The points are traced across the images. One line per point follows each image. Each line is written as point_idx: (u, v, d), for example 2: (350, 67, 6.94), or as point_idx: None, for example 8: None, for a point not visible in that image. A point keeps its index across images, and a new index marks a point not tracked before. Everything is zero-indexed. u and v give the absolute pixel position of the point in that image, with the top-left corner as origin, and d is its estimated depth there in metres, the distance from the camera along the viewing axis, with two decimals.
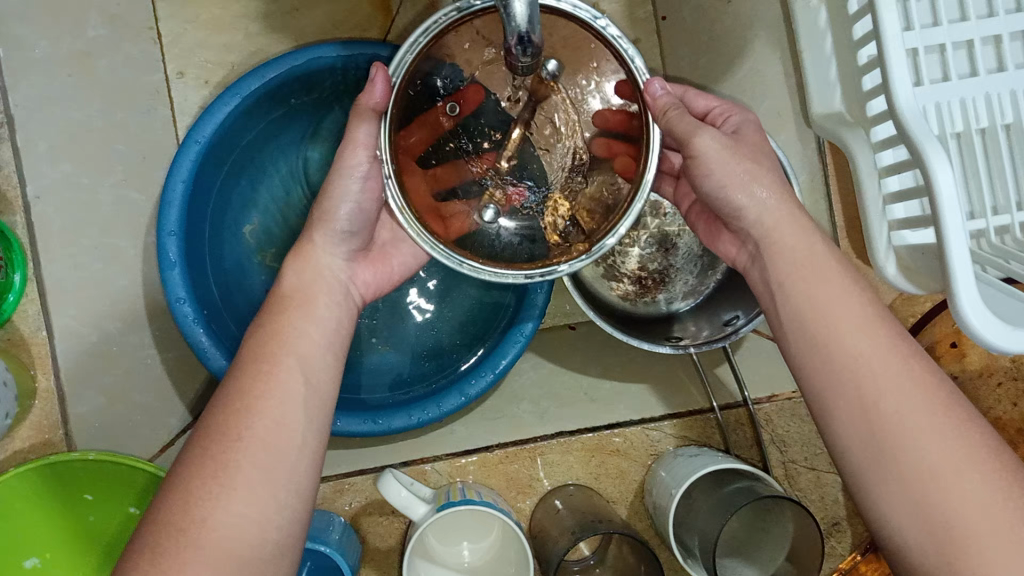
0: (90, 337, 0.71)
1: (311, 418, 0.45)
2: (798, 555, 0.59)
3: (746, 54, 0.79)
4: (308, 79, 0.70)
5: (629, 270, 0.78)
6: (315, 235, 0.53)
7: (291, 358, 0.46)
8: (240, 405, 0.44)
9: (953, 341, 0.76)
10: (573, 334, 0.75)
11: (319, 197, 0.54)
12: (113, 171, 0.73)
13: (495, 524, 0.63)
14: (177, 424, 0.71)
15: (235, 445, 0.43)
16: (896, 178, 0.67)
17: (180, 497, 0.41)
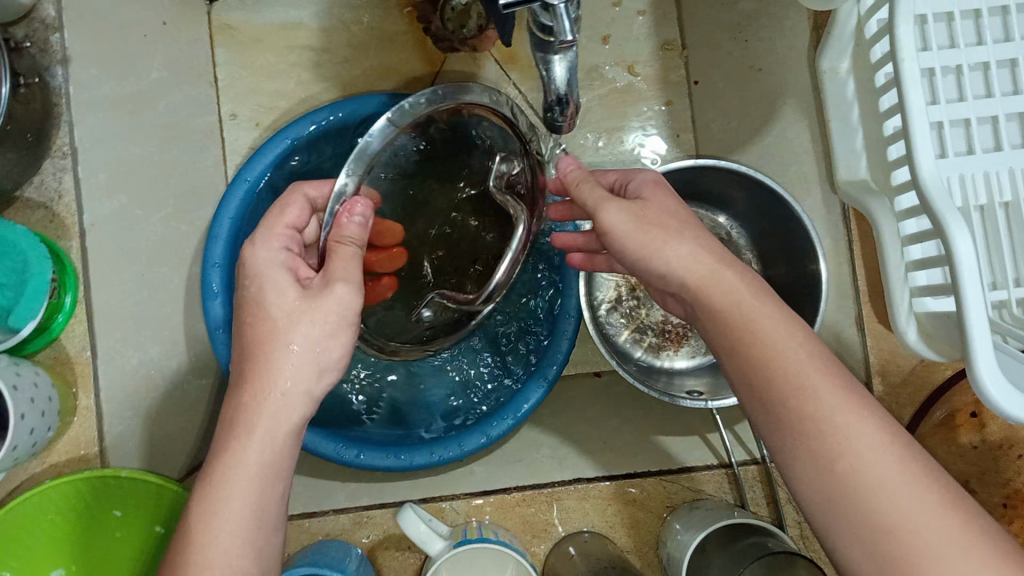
0: (132, 359, 0.74)
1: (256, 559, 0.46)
2: None
3: (774, 119, 0.83)
4: (359, 129, 0.75)
5: (652, 323, 0.80)
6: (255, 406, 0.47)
7: (237, 492, 0.45)
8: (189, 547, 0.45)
9: (973, 410, 0.76)
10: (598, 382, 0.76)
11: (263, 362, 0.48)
12: (162, 206, 0.77)
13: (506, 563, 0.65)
14: (205, 448, 0.74)
15: None
16: (918, 247, 0.69)
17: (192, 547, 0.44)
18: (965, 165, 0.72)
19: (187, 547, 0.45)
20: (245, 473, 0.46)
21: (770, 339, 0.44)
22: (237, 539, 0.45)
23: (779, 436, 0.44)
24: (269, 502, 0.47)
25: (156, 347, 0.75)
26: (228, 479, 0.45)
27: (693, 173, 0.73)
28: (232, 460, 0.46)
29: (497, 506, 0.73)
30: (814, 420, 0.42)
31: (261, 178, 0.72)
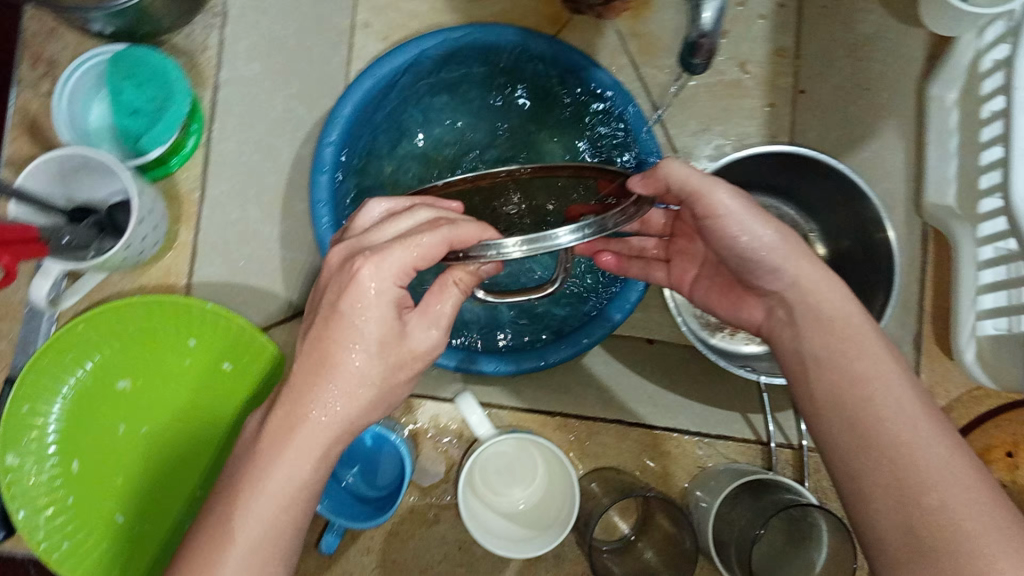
0: (231, 214, 0.78)
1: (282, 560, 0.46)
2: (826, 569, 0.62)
3: (873, 136, 0.87)
4: (486, 54, 0.79)
5: None
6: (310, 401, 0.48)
7: (270, 498, 0.46)
8: None
9: (1009, 449, 0.77)
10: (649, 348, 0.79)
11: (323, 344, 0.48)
12: (290, 85, 0.81)
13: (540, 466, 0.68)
14: (279, 311, 0.78)
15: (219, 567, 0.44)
16: (993, 271, 0.72)
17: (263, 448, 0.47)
18: None
19: (220, 515, 0.46)
20: (276, 484, 0.46)
21: (854, 361, 0.51)
22: (263, 539, 0.45)
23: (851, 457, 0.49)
24: (307, 507, 0.48)
25: (255, 208, 0.79)
26: (266, 472, 0.46)
27: (779, 159, 0.77)
28: (270, 462, 0.47)
29: (539, 423, 0.77)
30: (892, 445, 0.47)
31: (389, 76, 0.76)
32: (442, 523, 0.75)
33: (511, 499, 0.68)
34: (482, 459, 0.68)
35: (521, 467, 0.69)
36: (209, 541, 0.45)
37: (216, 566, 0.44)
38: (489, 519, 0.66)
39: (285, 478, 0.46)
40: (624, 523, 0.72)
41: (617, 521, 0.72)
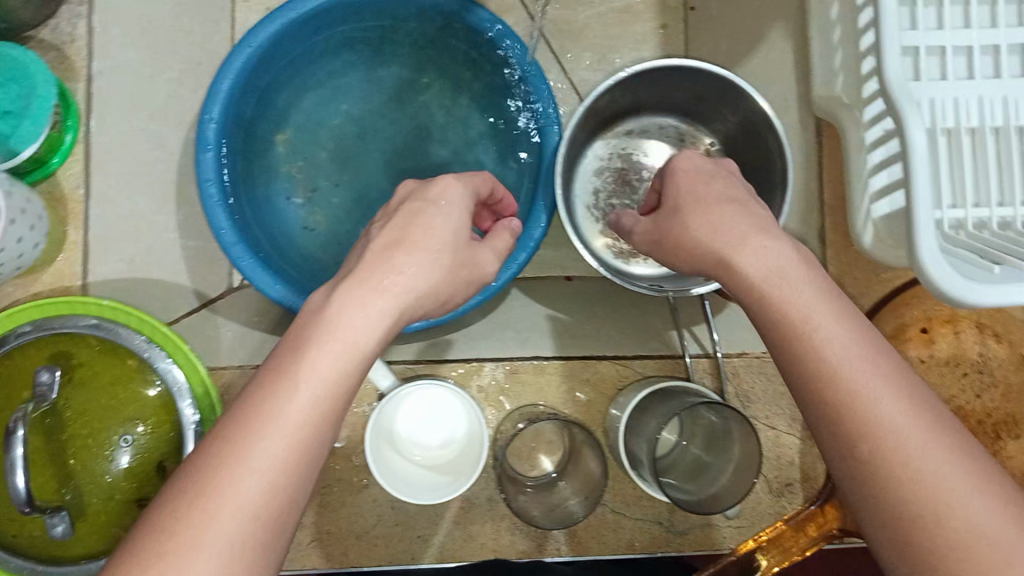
0: (121, 209, 0.79)
1: (278, 468, 0.41)
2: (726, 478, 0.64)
3: (762, 41, 0.85)
4: (361, 13, 0.78)
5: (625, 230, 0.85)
6: (276, 394, 0.43)
7: (285, 403, 0.43)
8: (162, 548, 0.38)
9: (923, 326, 0.78)
10: (568, 284, 0.80)
11: (305, 320, 0.47)
12: (171, 67, 0.80)
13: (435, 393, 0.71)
14: (188, 304, 0.80)
15: (208, 511, 0.39)
16: (883, 173, 0.69)
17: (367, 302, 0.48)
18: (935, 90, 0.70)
19: (202, 478, 0.40)
20: (277, 432, 0.42)
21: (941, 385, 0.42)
22: (270, 474, 0.41)
23: (852, 480, 0.41)
24: (304, 458, 0.42)
25: (147, 202, 0.80)
26: (252, 423, 0.42)
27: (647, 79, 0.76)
28: (254, 406, 0.42)
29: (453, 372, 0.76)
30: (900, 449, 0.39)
31: (264, 45, 0.74)
32: (373, 486, 0.75)
33: (423, 454, 0.71)
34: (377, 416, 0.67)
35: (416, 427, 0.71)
36: (190, 498, 0.40)
37: (200, 523, 0.39)
38: (400, 466, 0.69)
39: (306, 395, 0.43)
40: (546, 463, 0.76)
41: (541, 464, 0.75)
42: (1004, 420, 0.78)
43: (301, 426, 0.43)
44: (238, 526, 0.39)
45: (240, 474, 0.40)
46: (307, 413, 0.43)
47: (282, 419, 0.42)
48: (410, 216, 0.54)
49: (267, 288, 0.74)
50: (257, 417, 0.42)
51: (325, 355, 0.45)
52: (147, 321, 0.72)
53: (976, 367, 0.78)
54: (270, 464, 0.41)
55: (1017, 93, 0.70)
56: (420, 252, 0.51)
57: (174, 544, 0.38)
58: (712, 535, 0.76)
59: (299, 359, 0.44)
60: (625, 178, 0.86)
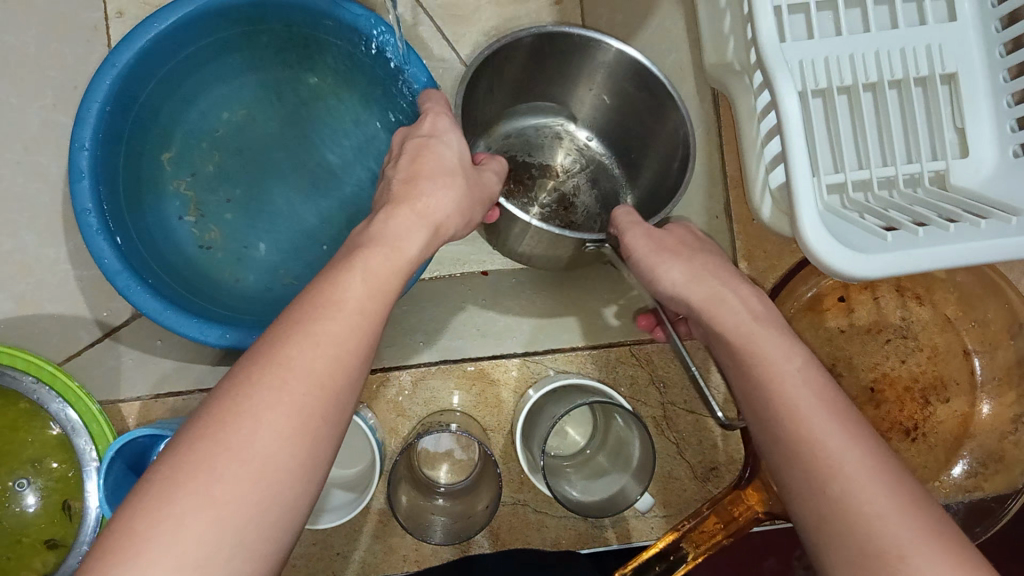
0: (6, 246, 0.77)
1: (284, 434, 0.39)
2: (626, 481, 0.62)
3: (654, 11, 0.82)
4: (231, 20, 0.75)
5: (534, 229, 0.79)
6: (293, 346, 0.41)
7: (293, 367, 0.41)
8: (159, 497, 0.36)
9: (840, 295, 0.75)
10: (485, 280, 0.79)
11: (329, 274, 0.46)
12: (44, 97, 0.79)
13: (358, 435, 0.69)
14: (86, 337, 0.77)
15: (197, 468, 0.37)
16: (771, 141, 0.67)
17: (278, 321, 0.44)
18: (805, 51, 0.72)
19: (200, 433, 0.38)
20: (278, 395, 0.40)
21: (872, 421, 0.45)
22: (275, 437, 0.39)
23: (790, 479, 0.43)
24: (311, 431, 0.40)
25: (34, 236, 0.78)
26: (257, 385, 0.40)
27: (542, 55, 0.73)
28: (277, 364, 0.40)
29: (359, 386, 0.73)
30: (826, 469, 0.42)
31: (130, 64, 0.71)
32: None
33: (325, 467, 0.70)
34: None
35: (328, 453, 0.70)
36: (184, 448, 0.38)
37: (198, 480, 0.37)
38: None
39: (315, 359, 0.41)
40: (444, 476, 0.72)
41: (439, 473, 0.71)
42: (932, 382, 0.75)
43: (310, 398, 0.40)
44: (227, 484, 0.37)
45: (228, 438, 0.38)
46: (327, 372, 0.41)
47: (295, 392, 0.40)
48: (417, 154, 0.54)
49: (157, 314, 0.70)
50: (261, 377, 0.40)
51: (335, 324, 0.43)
52: (33, 361, 0.68)
53: (900, 333, 0.75)
54: (279, 433, 0.39)
55: (939, 40, 0.71)
56: (408, 214, 0.50)
57: (160, 501, 0.36)
58: (635, 527, 0.73)
59: (291, 330, 0.42)
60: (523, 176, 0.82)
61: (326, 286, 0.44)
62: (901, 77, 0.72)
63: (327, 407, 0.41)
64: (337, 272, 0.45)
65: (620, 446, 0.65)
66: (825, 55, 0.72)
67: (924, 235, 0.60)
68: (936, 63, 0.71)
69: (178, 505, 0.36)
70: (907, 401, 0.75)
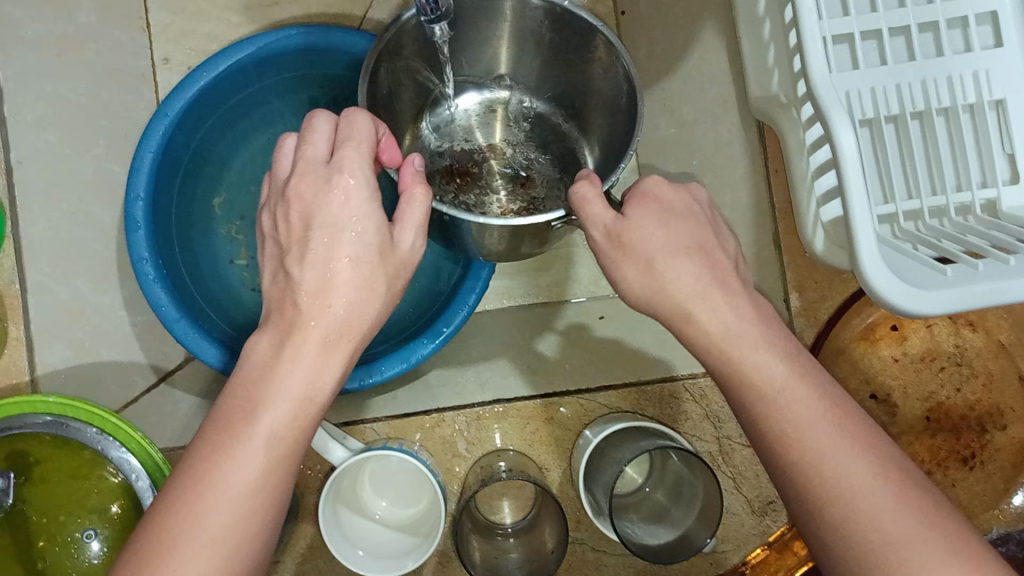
0: (62, 294, 0.78)
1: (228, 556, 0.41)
2: (692, 530, 0.62)
3: (695, 44, 0.83)
4: (278, 65, 0.77)
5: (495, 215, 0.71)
6: (222, 459, 0.42)
7: (229, 484, 0.42)
8: None
9: (893, 324, 0.75)
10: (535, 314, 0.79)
11: (248, 373, 0.45)
12: (96, 146, 0.80)
13: (417, 479, 0.69)
14: (143, 382, 0.78)
15: None
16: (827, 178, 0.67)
17: (212, 421, 0.44)
18: (852, 81, 0.73)
19: (144, 557, 0.40)
20: (214, 515, 0.41)
21: None
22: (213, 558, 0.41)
23: None
24: (248, 543, 0.42)
25: (88, 283, 0.79)
26: (194, 506, 0.41)
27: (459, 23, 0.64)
28: (207, 483, 0.42)
29: (409, 425, 0.74)
30: None
31: (181, 114, 0.73)
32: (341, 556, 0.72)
33: (391, 510, 0.70)
34: (335, 486, 0.64)
35: (387, 497, 0.70)
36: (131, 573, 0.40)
37: None
38: (361, 527, 0.67)
39: (245, 469, 0.42)
40: (507, 515, 0.73)
41: (501, 512, 0.72)
42: (987, 410, 0.74)
43: (209, 562, 0.41)
44: None
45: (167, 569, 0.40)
46: (260, 478, 0.43)
47: (191, 557, 0.40)
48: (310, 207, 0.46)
49: (216, 361, 0.72)
50: (195, 497, 0.41)
51: (266, 426, 0.43)
52: (96, 413, 0.71)
53: (954, 361, 0.75)
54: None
55: (987, 67, 0.71)
56: (320, 301, 0.45)
57: None
58: (694, 564, 0.72)
59: (222, 441, 0.43)
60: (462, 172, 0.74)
61: (249, 388, 0.44)
62: (948, 105, 0.72)
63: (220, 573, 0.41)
64: (258, 369, 0.45)
65: (680, 491, 0.65)
66: (872, 85, 0.72)
67: (984, 267, 0.59)
68: (984, 90, 0.71)
69: None
70: (963, 432, 0.74)
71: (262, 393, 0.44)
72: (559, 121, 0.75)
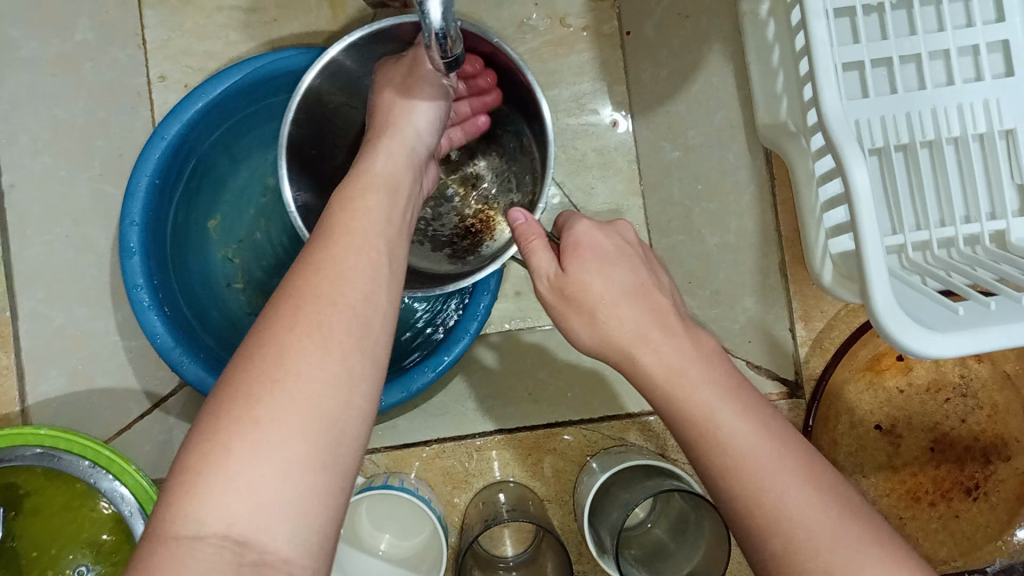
0: (56, 319, 0.76)
1: (332, 386, 0.38)
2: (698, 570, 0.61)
3: (700, 66, 0.82)
4: (277, 86, 0.75)
5: (451, 228, 0.75)
6: (306, 302, 0.40)
7: (321, 326, 0.39)
8: (200, 481, 0.35)
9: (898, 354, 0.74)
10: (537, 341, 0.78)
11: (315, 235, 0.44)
12: (90, 167, 0.78)
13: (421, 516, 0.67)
14: (137, 409, 0.77)
15: (237, 440, 0.35)
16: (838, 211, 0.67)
17: (293, 278, 0.41)
18: (862, 110, 0.72)
19: (231, 408, 0.36)
20: (310, 357, 0.38)
21: None
22: (315, 395, 0.37)
23: None
24: (351, 393, 0.38)
25: (82, 307, 0.77)
26: (290, 347, 0.38)
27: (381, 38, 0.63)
28: (301, 328, 0.38)
29: (401, 457, 0.73)
30: None
31: (178, 136, 0.71)
32: None
33: (393, 545, 0.67)
34: None
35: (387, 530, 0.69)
36: (216, 424, 0.36)
37: (236, 455, 0.35)
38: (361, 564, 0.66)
39: (337, 317, 0.39)
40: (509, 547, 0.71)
41: (503, 545, 0.71)
42: (993, 440, 0.73)
43: (309, 406, 0.37)
44: (270, 456, 0.35)
45: (264, 412, 0.36)
46: (354, 309, 0.40)
47: (290, 400, 0.37)
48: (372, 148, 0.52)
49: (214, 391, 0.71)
50: (287, 340, 0.38)
51: (352, 271, 0.41)
52: (88, 444, 0.68)
53: (959, 392, 0.74)
54: (282, 443, 0.36)
55: (998, 96, 0.71)
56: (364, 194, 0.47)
57: (202, 482, 0.35)
58: None
59: (307, 288, 0.40)
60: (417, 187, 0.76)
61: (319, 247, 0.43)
62: (958, 134, 0.71)
63: (327, 412, 0.37)
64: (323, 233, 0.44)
65: (684, 528, 0.64)
66: (881, 114, 0.72)
67: (995, 306, 0.59)
68: (994, 121, 0.70)
69: (216, 490, 0.35)
70: (968, 462, 0.74)
71: (332, 238, 0.43)
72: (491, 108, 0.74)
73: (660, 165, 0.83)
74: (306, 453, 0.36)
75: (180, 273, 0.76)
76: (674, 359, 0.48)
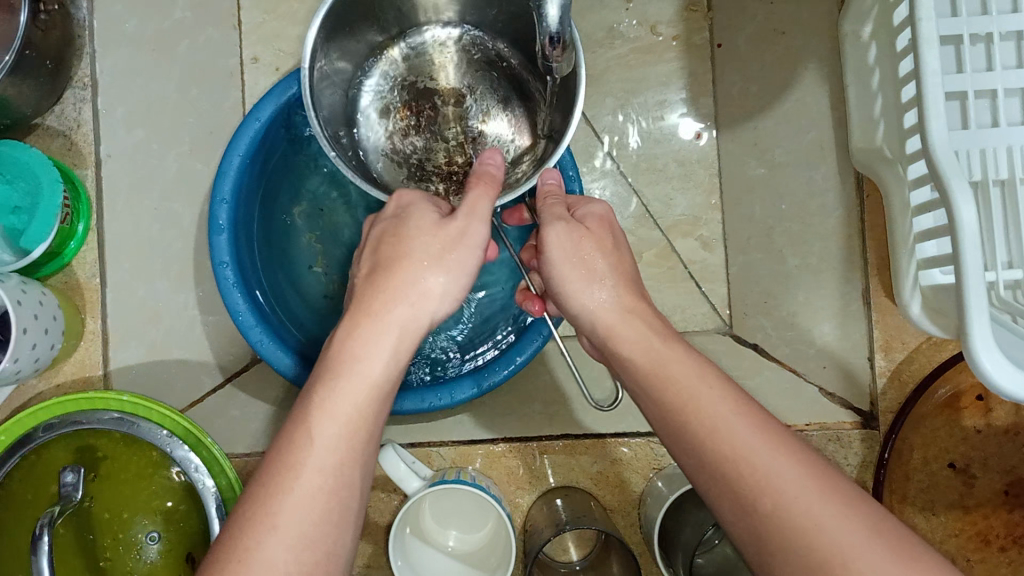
0: (139, 290, 0.78)
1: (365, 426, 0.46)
2: None
3: (793, 86, 0.80)
4: None
5: (437, 167, 0.71)
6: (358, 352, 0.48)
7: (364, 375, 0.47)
8: (265, 502, 0.42)
9: (979, 394, 0.73)
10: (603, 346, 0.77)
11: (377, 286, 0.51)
12: (180, 143, 0.79)
13: (489, 514, 0.67)
14: (209, 382, 0.78)
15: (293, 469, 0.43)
16: (933, 243, 0.65)
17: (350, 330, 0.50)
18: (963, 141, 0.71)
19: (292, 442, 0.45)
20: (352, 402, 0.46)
21: None
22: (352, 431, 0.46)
23: None
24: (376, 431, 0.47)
25: (164, 280, 0.78)
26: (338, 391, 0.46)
27: None
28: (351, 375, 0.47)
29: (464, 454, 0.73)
30: None
31: (272, 119, 0.72)
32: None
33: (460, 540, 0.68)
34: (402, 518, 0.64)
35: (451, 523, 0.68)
36: (281, 455, 0.44)
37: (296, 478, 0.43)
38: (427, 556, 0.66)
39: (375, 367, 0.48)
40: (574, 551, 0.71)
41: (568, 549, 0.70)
42: None
43: (345, 439, 0.45)
44: (321, 484, 0.43)
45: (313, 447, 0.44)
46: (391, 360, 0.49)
47: (316, 492, 0.43)
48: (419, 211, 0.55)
49: (291, 373, 0.71)
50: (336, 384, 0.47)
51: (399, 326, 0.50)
52: (167, 414, 0.70)
53: None
54: (304, 521, 0.42)
55: None
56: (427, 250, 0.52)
57: (269, 502, 0.42)
58: None
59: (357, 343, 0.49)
60: (414, 110, 0.71)
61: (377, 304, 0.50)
62: None
63: (334, 523, 0.43)
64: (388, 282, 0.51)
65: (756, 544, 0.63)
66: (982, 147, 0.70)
67: None
68: None
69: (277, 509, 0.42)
70: None
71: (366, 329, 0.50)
72: (525, 70, 0.67)
73: (746, 181, 0.82)
74: (319, 531, 0.42)
75: (263, 252, 0.77)
76: (651, 334, 0.50)
